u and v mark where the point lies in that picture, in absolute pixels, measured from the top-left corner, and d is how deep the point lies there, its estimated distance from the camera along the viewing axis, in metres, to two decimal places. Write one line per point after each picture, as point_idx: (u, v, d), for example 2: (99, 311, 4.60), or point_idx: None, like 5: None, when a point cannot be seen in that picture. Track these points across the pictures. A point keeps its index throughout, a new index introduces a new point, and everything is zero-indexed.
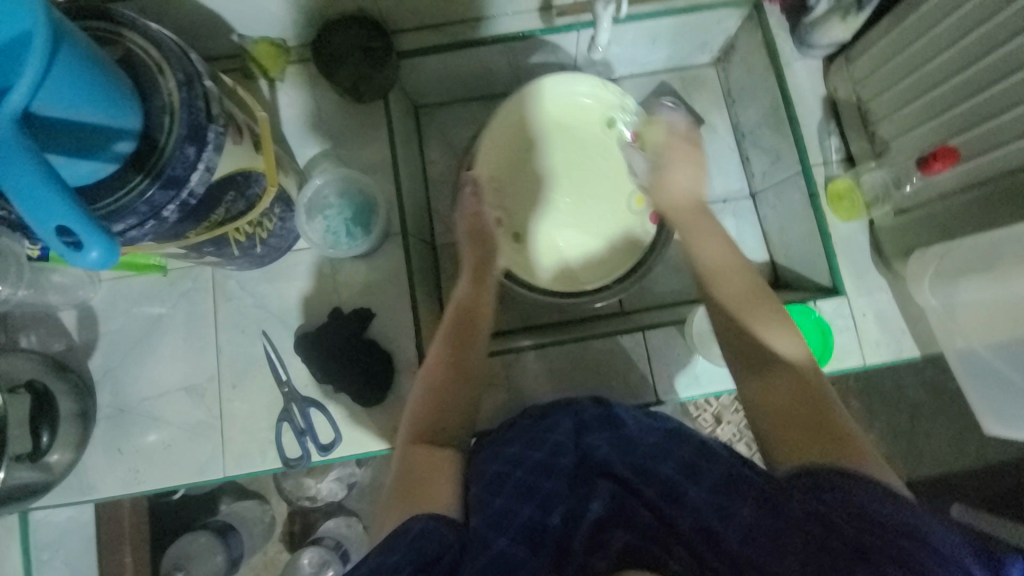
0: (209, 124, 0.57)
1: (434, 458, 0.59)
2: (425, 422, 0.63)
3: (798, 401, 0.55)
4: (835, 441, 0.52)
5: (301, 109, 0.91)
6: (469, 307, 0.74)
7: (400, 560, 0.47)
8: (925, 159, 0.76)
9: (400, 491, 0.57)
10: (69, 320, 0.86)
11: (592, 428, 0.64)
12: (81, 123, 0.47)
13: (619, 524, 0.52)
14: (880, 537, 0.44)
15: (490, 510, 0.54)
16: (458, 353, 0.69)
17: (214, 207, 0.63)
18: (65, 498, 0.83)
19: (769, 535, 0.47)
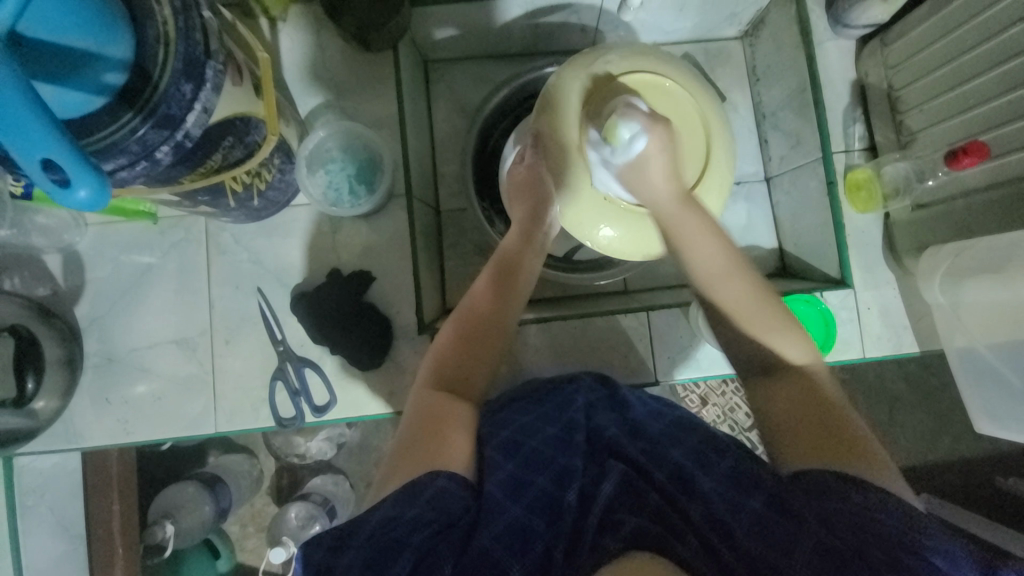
0: (207, 60, 0.53)
1: (450, 409, 0.57)
2: (446, 367, 0.61)
3: (807, 403, 0.54)
4: (846, 446, 0.51)
5: (305, 54, 0.85)
6: (514, 253, 0.67)
7: (418, 516, 0.47)
8: (954, 153, 0.74)
9: (413, 437, 0.54)
10: (54, 265, 0.82)
11: (603, 412, 0.64)
12: (67, 48, 0.43)
13: (626, 505, 0.51)
14: (884, 549, 0.45)
15: (501, 477, 0.54)
16: (498, 302, 0.64)
17: (210, 152, 0.59)
18: (52, 445, 0.81)
19: (777, 531, 0.48)
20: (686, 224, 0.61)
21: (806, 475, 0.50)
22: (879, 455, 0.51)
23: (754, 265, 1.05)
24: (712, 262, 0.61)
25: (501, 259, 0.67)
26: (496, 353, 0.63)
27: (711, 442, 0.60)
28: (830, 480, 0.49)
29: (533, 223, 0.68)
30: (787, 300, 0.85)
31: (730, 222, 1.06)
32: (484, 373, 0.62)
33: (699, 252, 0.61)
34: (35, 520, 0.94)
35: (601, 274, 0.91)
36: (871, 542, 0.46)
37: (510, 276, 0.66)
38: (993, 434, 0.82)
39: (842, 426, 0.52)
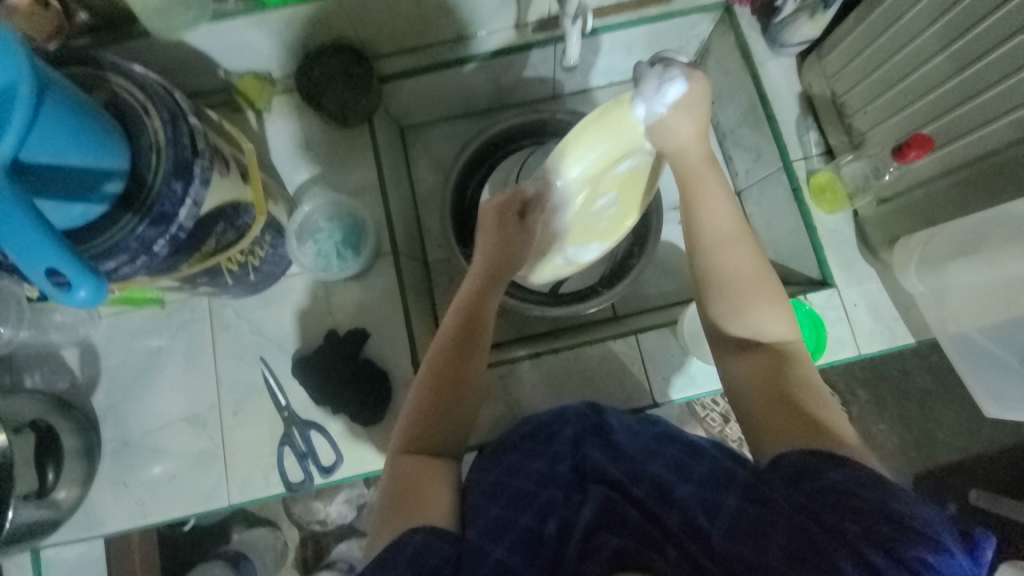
0: (195, 159, 0.59)
1: (429, 470, 0.61)
2: (419, 430, 0.64)
3: (777, 380, 0.60)
4: (810, 429, 0.55)
5: (289, 137, 0.93)
6: (475, 310, 0.70)
7: (401, 572, 0.48)
8: (899, 148, 0.77)
9: (394, 500, 0.58)
10: (71, 358, 0.88)
11: (590, 440, 0.64)
12: (71, 168, 0.49)
13: (608, 526, 0.50)
14: (860, 523, 0.46)
15: (484, 522, 0.55)
16: (462, 360, 0.67)
17: (203, 238, 0.64)
18: (73, 535, 0.83)
19: (751, 524, 0.48)
20: (707, 179, 0.71)
21: (780, 459, 0.54)
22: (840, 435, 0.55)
23: None
24: (717, 230, 0.68)
25: (460, 316, 0.70)
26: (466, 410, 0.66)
27: (696, 449, 0.61)
28: (802, 461, 0.52)
29: (490, 284, 0.72)
30: None
31: None
32: (454, 430, 0.65)
33: (713, 209, 0.69)
34: None
35: (588, 303, 0.94)
36: (845, 517, 0.46)
37: (468, 337, 0.68)
38: (1004, 417, 0.82)
39: (811, 416, 0.56)
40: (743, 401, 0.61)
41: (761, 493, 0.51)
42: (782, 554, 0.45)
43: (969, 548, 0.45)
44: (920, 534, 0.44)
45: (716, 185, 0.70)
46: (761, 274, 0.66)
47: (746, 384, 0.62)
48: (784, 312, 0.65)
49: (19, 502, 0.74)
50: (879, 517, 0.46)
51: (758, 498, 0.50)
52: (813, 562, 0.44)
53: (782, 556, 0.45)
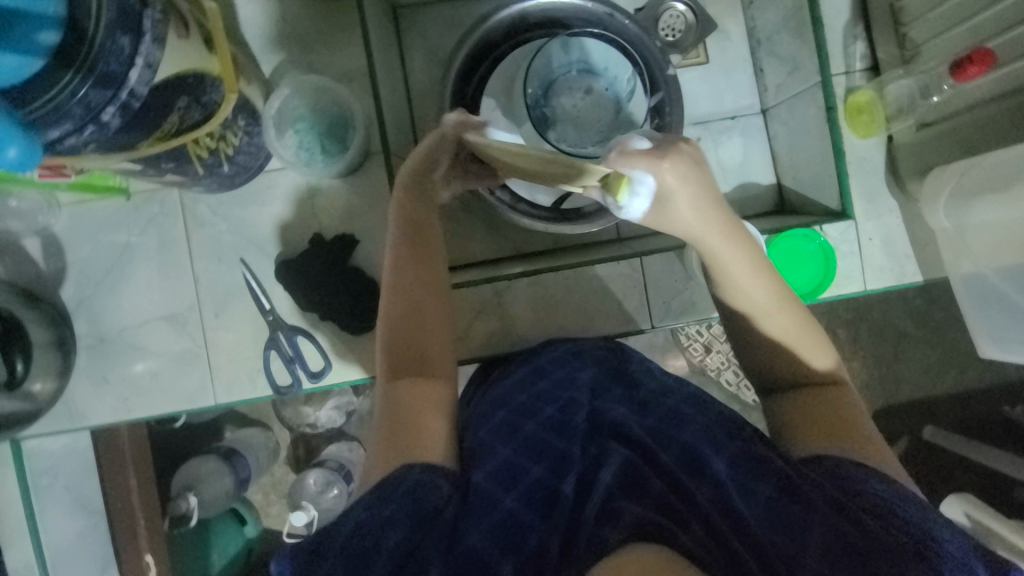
0: (142, 9, 0.49)
1: (417, 391, 0.59)
2: (400, 354, 0.62)
3: (829, 412, 0.59)
4: (852, 439, 0.56)
5: (263, 6, 0.80)
6: (419, 218, 0.67)
7: (394, 513, 0.50)
8: (959, 63, 0.69)
9: (391, 439, 0.56)
10: (32, 248, 0.81)
11: (608, 393, 0.65)
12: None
13: (627, 492, 0.48)
14: (903, 540, 0.47)
15: (494, 469, 0.54)
16: (421, 269, 0.65)
17: (163, 114, 0.55)
18: (55, 426, 0.82)
19: (789, 516, 0.48)
20: (739, 247, 0.59)
21: (823, 458, 0.55)
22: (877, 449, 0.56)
23: (752, 203, 1.00)
24: (760, 298, 0.60)
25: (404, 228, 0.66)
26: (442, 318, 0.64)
27: (730, 423, 0.60)
28: (843, 462, 0.54)
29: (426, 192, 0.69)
30: (785, 237, 0.82)
31: (725, 160, 1.01)
32: (441, 347, 0.63)
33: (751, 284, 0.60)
34: (52, 500, 0.93)
35: (590, 222, 0.86)
36: (886, 527, 0.48)
37: (417, 241, 0.66)
38: (996, 357, 0.82)
39: (848, 423, 0.57)
40: (779, 420, 0.61)
41: (797, 485, 0.51)
42: (820, 549, 0.46)
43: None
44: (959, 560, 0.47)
45: (747, 257, 0.60)
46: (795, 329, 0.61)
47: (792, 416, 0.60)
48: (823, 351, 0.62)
49: None
50: (925, 540, 0.48)
51: (794, 489, 0.50)
52: (851, 561, 0.45)
53: (822, 553, 0.46)
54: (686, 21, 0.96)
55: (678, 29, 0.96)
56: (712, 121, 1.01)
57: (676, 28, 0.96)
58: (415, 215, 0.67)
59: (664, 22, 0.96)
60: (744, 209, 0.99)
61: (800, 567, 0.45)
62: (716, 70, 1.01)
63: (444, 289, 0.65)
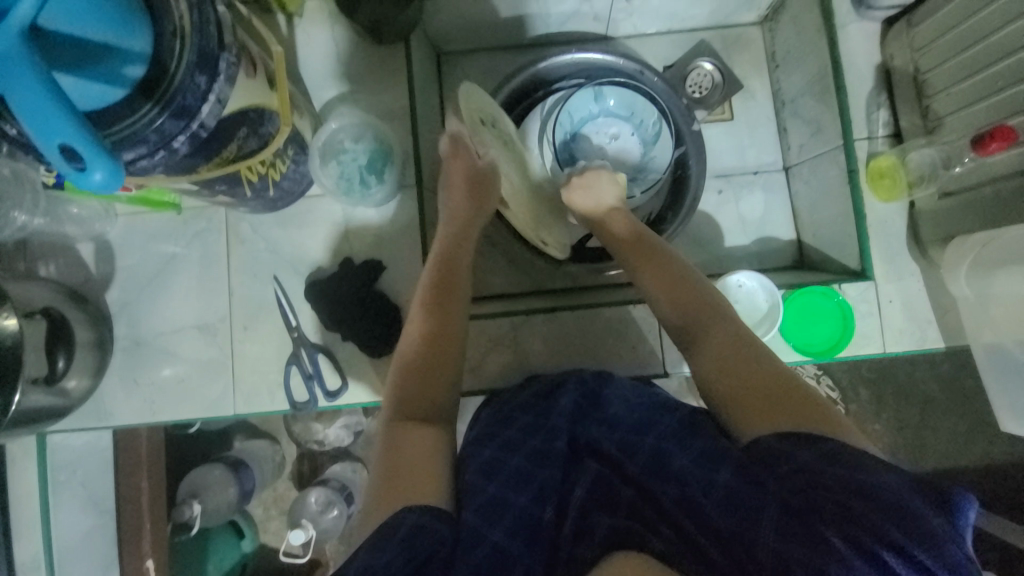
0: (220, 53, 0.55)
1: (418, 433, 0.61)
2: (406, 399, 0.64)
3: (728, 353, 0.61)
4: (792, 408, 0.54)
5: (321, 48, 0.87)
6: (447, 262, 0.73)
7: (391, 561, 0.48)
8: (980, 139, 0.71)
9: (379, 484, 0.57)
10: (86, 252, 0.87)
11: (588, 417, 0.66)
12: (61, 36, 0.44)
13: (601, 507, 0.54)
14: (839, 500, 0.44)
15: (481, 501, 0.56)
16: (439, 315, 0.68)
17: (224, 142, 0.61)
18: (85, 422, 0.86)
19: (742, 501, 0.48)
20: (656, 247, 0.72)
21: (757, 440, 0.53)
22: (825, 405, 0.55)
23: (771, 257, 1.01)
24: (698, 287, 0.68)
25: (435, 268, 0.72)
26: (451, 365, 0.66)
27: (691, 422, 0.60)
28: (781, 439, 0.51)
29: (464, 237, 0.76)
30: (802, 293, 0.84)
31: (746, 214, 1.03)
32: (444, 391, 0.65)
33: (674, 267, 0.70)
34: (67, 493, 0.96)
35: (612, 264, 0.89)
36: (823, 492, 0.46)
37: (438, 286, 0.71)
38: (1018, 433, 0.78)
39: (785, 391, 0.56)
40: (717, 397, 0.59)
41: (752, 473, 0.50)
42: (774, 529, 0.45)
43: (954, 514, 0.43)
44: (898, 505, 0.43)
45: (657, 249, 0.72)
46: (665, 270, 0.70)
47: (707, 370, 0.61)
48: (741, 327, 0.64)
49: (31, 385, 0.73)
50: (863, 496, 0.44)
51: (749, 477, 0.50)
52: (802, 537, 0.44)
53: (773, 529, 0.45)
54: (712, 79, 1.00)
55: (705, 86, 1.01)
56: (735, 175, 1.04)
57: (703, 86, 1.01)
58: (440, 261, 0.73)
59: (691, 80, 1.01)
60: (762, 262, 1.01)
61: (757, 554, 0.44)
62: (740, 127, 1.04)
63: (457, 339, 0.67)
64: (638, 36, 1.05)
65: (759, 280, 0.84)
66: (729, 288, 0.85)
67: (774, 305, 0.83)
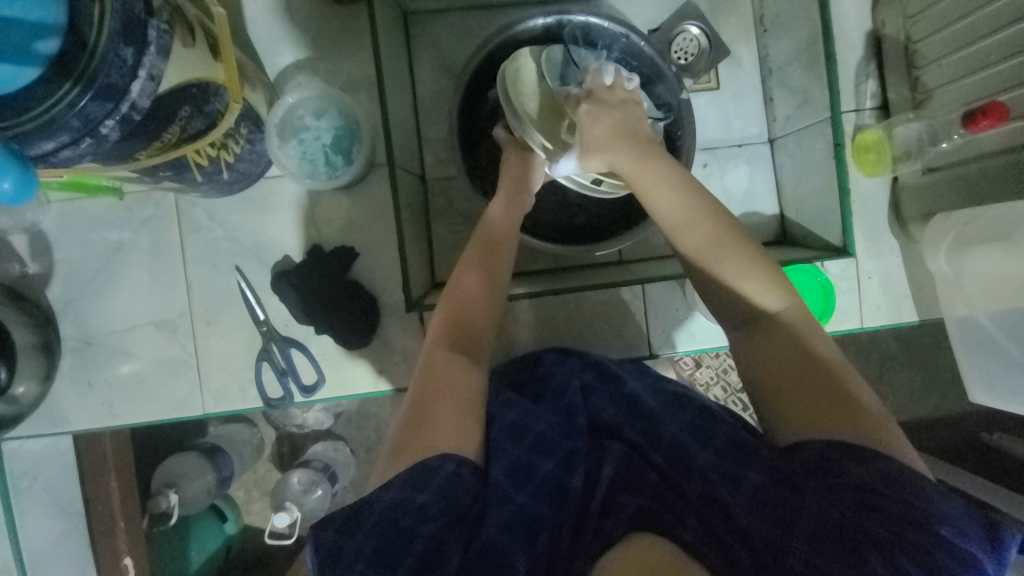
0: (149, 19, 0.47)
1: (457, 384, 0.58)
2: (447, 341, 0.62)
3: (801, 358, 0.55)
4: (845, 413, 0.51)
5: (271, 10, 0.77)
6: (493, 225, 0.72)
7: (428, 503, 0.49)
8: (972, 115, 0.69)
9: (415, 417, 0.56)
10: (19, 245, 0.78)
11: (600, 391, 0.68)
12: None
13: (627, 488, 0.53)
14: (887, 527, 0.45)
15: (509, 462, 0.55)
16: (481, 271, 0.67)
17: (167, 122, 0.54)
18: (39, 429, 0.80)
19: (776, 501, 0.48)
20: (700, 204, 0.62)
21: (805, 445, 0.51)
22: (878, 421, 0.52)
23: (755, 232, 1.00)
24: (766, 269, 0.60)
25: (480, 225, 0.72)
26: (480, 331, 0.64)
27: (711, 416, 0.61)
28: (832, 451, 0.49)
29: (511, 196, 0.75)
30: (788, 270, 0.82)
31: (731, 187, 1.00)
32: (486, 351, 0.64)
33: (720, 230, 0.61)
34: (30, 500, 0.91)
35: (600, 245, 0.85)
36: (868, 518, 0.46)
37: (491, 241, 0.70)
38: (988, 404, 0.80)
39: (842, 394, 0.52)
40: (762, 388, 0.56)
41: (787, 476, 0.50)
42: (808, 536, 0.46)
43: (995, 551, 0.45)
44: (944, 537, 0.44)
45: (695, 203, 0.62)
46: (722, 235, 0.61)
47: (763, 368, 0.56)
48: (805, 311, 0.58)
49: None
50: (914, 524, 0.45)
51: (785, 481, 0.50)
52: (841, 551, 0.44)
53: (807, 538, 0.45)
54: (699, 44, 0.95)
55: (691, 52, 0.95)
56: (720, 148, 1.01)
57: (689, 51, 0.95)
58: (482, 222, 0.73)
59: (677, 45, 0.95)
60: None
61: (788, 558, 0.45)
62: (726, 96, 1.01)
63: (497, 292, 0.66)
64: None
65: None
66: None
67: None
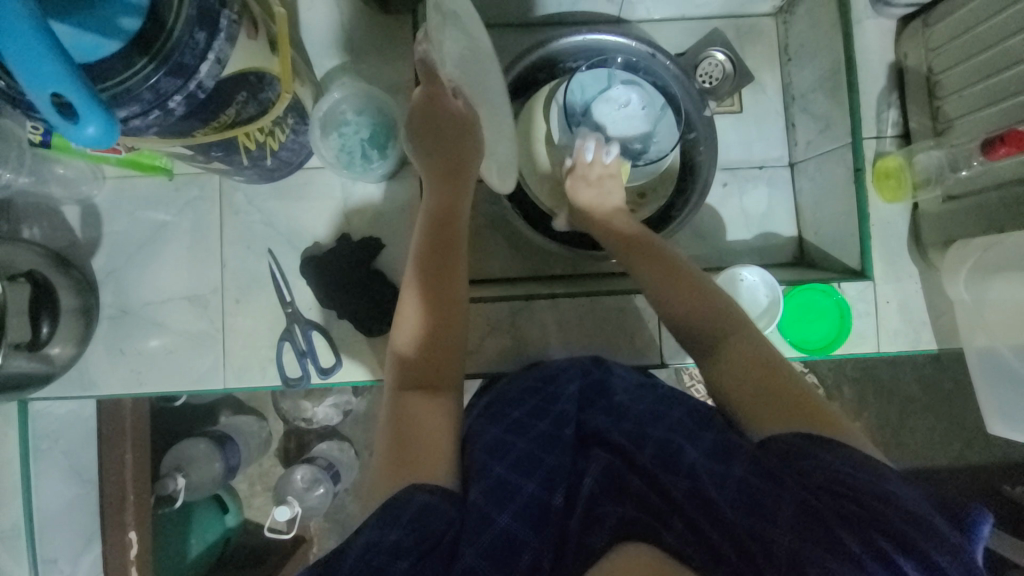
0: (222, 9, 0.53)
1: (426, 404, 0.60)
2: (409, 367, 0.63)
3: (760, 367, 0.59)
4: (801, 411, 0.55)
5: (325, 14, 0.83)
6: (441, 217, 0.69)
7: (400, 540, 0.48)
8: (992, 143, 0.71)
9: (389, 449, 0.56)
10: (72, 216, 0.84)
11: (593, 404, 0.67)
12: None
13: (609, 496, 0.52)
14: (855, 500, 0.47)
15: (487, 485, 0.55)
16: (427, 284, 0.66)
17: (223, 105, 0.58)
18: (67, 391, 0.84)
19: (757, 495, 0.50)
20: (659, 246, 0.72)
21: (772, 441, 0.54)
22: (829, 409, 0.55)
23: (772, 253, 1.01)
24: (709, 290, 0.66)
25: (427, 222, 0.69)
26: (438, 339, 0.64)
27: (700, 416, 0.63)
28: (799, 440, 0.52)
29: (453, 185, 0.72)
30: (800, 290, 0.84)
31: (749, 208, 1.02)
32: (451, 360, 0.64)
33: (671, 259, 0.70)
34: (48, 462, 0.93)
35: None
36: (838, 497, 0.47)
37: (435, 245, 0.67)
38: (1005, 435, 0.79)
39: (792, 393, 0.56)
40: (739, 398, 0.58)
41: (765, 467, 0.52)
42: (790, 525, 0.46)
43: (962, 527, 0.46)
44: (910, 509, 0.46)
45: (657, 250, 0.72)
46: (670, 268, 0.69)
47: (728, 394, 0.59)
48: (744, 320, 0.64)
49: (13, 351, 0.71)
50: (876, 499, 0.46)
51: (763, 472, 0.52)
52: (820, 536, 0.45)
53: (788, 528, 0.46)
54: (723, 70, 0.99)
55: (715, 76, 0.99)
56: (741, 168, 1.03)
57: (713, 76, 0.99)
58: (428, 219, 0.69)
59: (702, 69, 0.99)
60: (763, 257, 1.01)
61: (772, 549, 0.45)
62: (749, 119, 1.03)
63: (450, 297, 0.66)
64: (650, 21, 1.03)
65: (761, 275, 0.83)
66: (734, 282, 0.84)
67: (774, 301, 0.83)
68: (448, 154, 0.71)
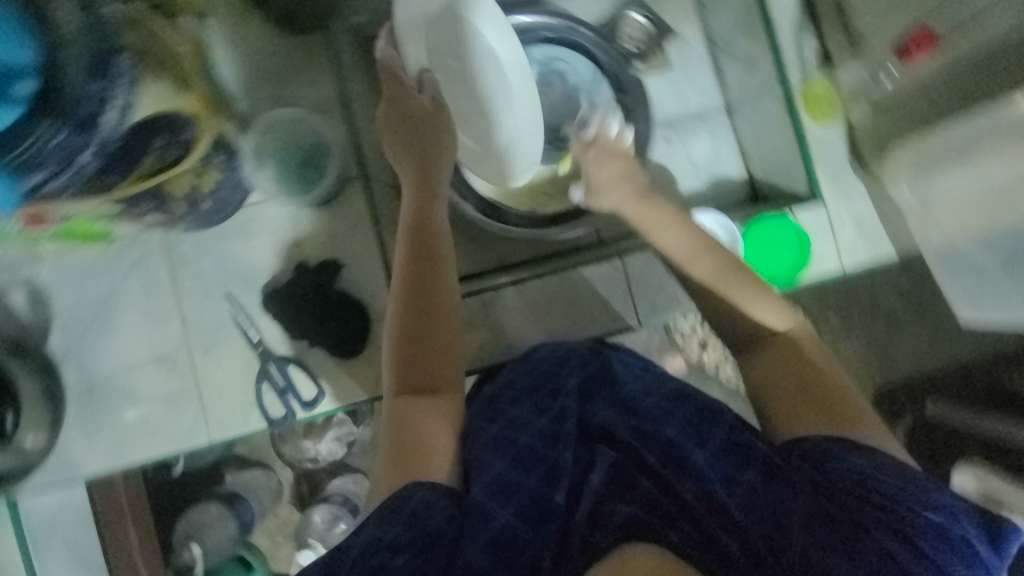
0: (117, 53, 0.53)
1: (427, 409, 0.63)
2: (406, 372, 0.65)
3: (791, 369, 0.62)
4: (832, 416, 0.58)
5: (234, 47, 0.82)
6: (424, 226, 0.71)
7: (399, 533, 0.51)
8: (905, 47, 0.78)
9: (393, 453, 0.60)
10: (17, 302, 0.80)
11: (593, 395, 0.65)
12: None
13: (617, 492, 0.51)
14: (878, 510, 0.49)
15: (487, 481, 0.54)
16: (421, 289, 0.68)
17: (139, 153, 0.58)
18: (46, 482, 0.80)
19: (775, 499, 0.50)
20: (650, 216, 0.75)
21: (801, 441, 0.57)
22: (859, 414, 0.59)
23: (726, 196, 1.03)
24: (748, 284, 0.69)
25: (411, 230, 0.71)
26: (438, 344, 0.66)
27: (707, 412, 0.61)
28: (826, 443, 0.56)
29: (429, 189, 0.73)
30: (759, 221, 0.85)
31: (695, 157, 1.03)
32: (450, 365, 0.66)
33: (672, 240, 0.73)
34: None
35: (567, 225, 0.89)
36: (863, 507, 0.50)
37: (421, 253, 0.69)
38: (975, 321, 0.84)
39: (828, 393, 0.60)
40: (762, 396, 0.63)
41: (780, 471, 0.53)
42: (807, 531, 0.47)
43: (993, 542, 0.50)
44: (931, 525, 0.49)
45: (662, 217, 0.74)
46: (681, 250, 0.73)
47: (765, 381, 0.63)
48: (777, 309, 0.67)
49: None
50: (894, 502, 0.50)
51: (777, 475, 0.53)
52: (838, 547, 0.47)
53: (803, 531, 0.48)
54: (646, 30, 1.00)
55: (639, 38, 1.00)
56: (678, 122, 1.03)
57: (637, 38, 1.00)
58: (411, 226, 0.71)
59: (623, 32, 0.99)
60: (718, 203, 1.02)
61: (786, 554, 0.46)
62: (679, 73, 1.03)
63: (445, 302, 0.68)
64: None
65: (718, 218, 0.84)
66: None
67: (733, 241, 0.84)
68: (421, 155, 0.74)
